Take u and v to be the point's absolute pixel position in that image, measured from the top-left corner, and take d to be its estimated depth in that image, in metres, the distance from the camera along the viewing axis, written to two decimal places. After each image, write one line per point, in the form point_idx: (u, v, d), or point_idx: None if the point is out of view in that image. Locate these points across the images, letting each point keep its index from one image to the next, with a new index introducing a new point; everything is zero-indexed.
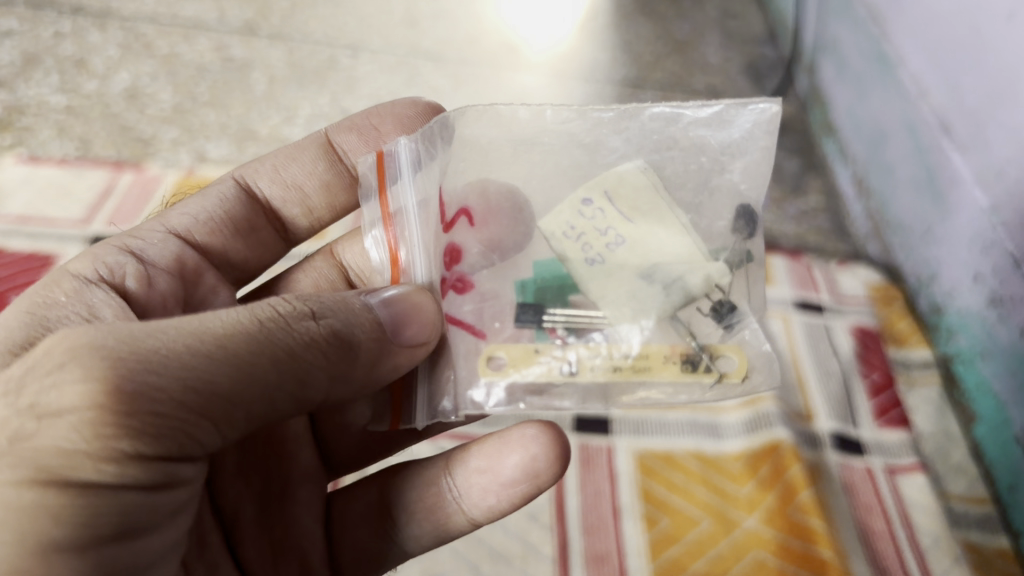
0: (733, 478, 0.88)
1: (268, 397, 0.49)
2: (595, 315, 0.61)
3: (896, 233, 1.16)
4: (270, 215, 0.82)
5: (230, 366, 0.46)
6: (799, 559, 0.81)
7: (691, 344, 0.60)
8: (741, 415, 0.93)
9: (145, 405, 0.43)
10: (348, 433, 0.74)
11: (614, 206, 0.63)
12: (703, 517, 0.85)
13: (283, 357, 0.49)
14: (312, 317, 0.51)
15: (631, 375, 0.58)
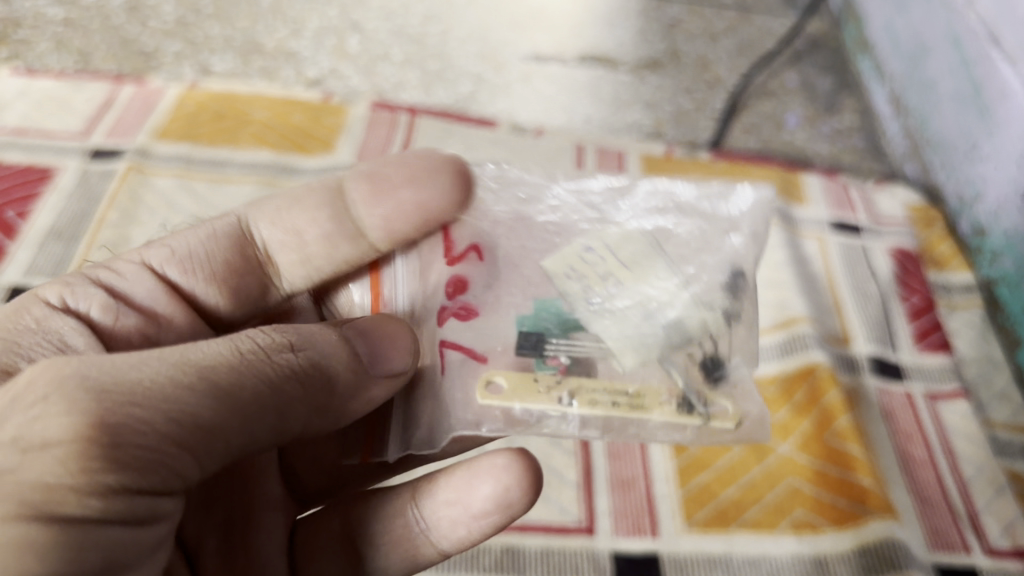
0: (766, 403, 0.83)
1: (242, 438, 0.45)
2: (586, 343, 0.56)
3: (936, 151, 1.08)
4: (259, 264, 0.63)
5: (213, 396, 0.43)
6: (837, 487, 0.77)
7: (682, 386, 0.54)
8: (775, 338, 0.88)
9: (130, 434, 0.39)
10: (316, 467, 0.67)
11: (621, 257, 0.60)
12: (734, 442, 0.80)
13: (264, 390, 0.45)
14: (290, 349, 0.47)
15: (626, 412, 0.53)
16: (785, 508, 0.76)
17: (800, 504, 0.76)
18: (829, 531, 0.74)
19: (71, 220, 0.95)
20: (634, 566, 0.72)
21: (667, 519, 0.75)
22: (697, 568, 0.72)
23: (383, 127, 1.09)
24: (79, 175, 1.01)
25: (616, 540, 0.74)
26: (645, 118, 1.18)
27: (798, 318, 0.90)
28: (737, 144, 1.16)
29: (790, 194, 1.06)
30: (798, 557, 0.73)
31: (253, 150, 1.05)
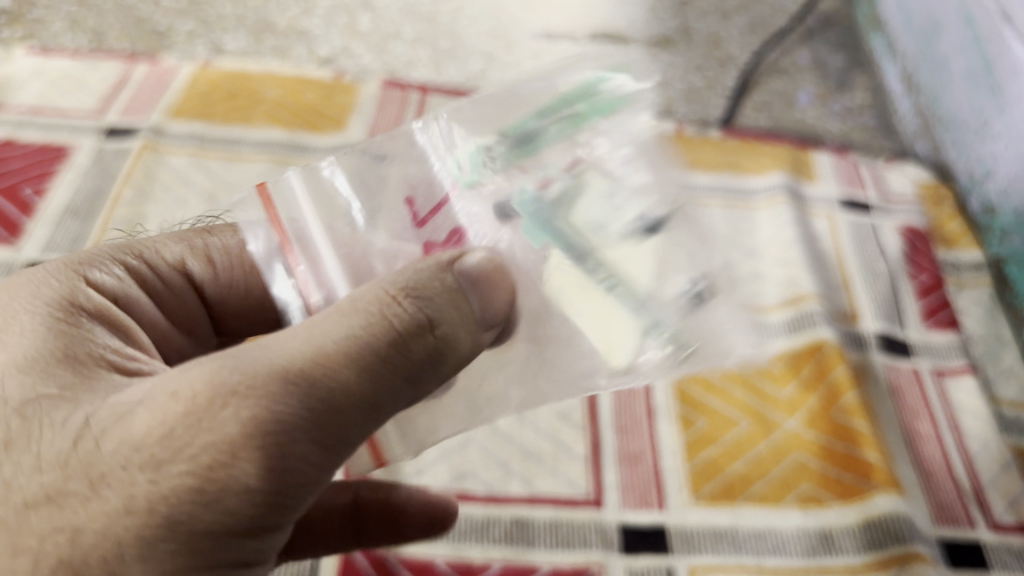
0: (774, 379, 0.84)
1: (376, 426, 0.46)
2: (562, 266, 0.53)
3: (947, 129, 1.08)
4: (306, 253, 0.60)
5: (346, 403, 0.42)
6: (843, 462, 0.78)
7: None
8: (783, 315, 0.89)
9: (275, 443, 0.41)
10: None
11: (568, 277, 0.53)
12: (742, 418, 0.81)
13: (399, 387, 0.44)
14: (414, 335, 0.45)
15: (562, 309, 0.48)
16: (791, 482, 0.77)
17: (806, 478, 0.77)
18: (834, 504, 0.75)
19: (88, 198, 0.97)
20: (641, 538, 0.74)
21: (674, 492, 0.77)
22: (704, 541, 0.74)
23: (394, 106, 1.10)
24: (94, 153, 1.02)
25: (623, 512, 0.75)
26: (656, 96, 1.18)
27: (806, 295, 0.90)
28: (747, 122, 1.16)
29: (800, 172, 1.07)
30: (803, 531, 0.74)
31: (265, 129, 1.06)
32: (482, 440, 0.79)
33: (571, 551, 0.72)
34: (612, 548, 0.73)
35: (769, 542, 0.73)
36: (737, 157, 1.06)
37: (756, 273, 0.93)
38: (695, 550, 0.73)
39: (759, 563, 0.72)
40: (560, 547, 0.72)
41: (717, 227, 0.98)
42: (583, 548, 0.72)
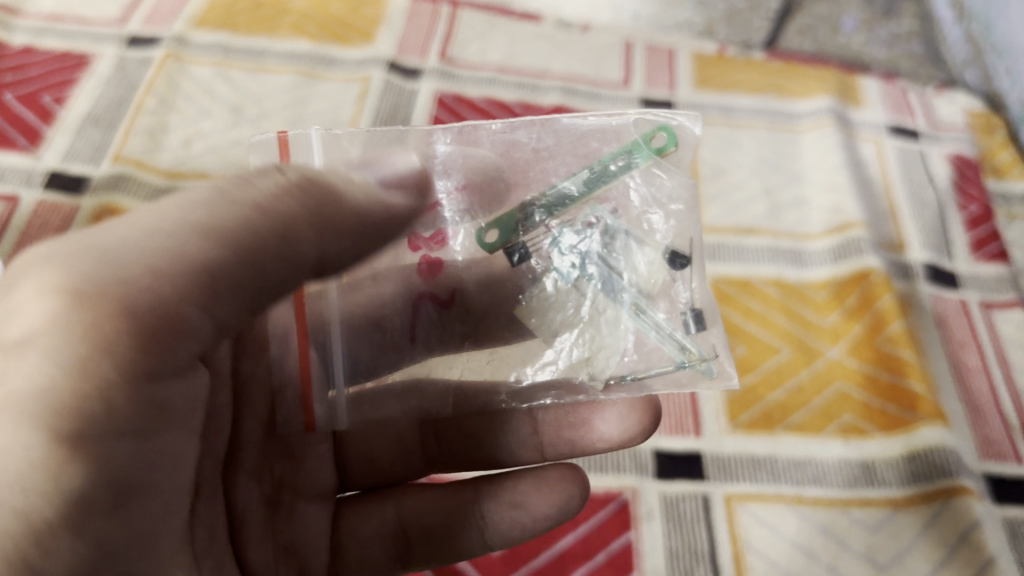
0: (816, 307, 0.81)
1: (274, 291, 0.41)
2: (625, 245, 0.58)
3: (1002, 55, 1.03)
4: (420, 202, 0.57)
5: (241, 238, 0.37)
6: (887, 392, 0.75)
7: (665, 321, 0.57)
8: (828, 242, 0.85)
9: (90, 266, 0.35)
10: (369, 466, 0.62)
11: (586, 288, 0.57)
12: (783, 346, 0.78)
13: (307, 236, 0.40)
14: (271, 183, 0.40)
15: (596, 334, 0.57)
16: (832, 412, 0.74)
17: (848, 409, 0.74)
18: (877, 435, 0.73)
19: (109, 106, 0.94)
20: (677, 464, 0.71)
21: (711, 419, 0.74)
22: (742, 469, 0.71)
23: (423, 21, 1.05)
24: (115, 62, 0.99)
25: (658, 438, 0.73)
26: (696, 17, 1.13)
27: (853, 223, 0.86)
28: (792, 46, 1.12)
29: (846, 97, 1.02)
30: (845, 462, 0.72)
31: (292, 40, 1.02)
32: None
33: (601, 475, 0.70)
34: (646, 473, 0.71)
35: (809, 472, 0.71)
36: (782, 79, 1.02)
37: (800, 198, 0.89)
38: (732, 478, 0.71)
39: (799, 494, 0.70)
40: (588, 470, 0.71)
41: (761, 150, 0.94)
42: (616, 473, 0.71)
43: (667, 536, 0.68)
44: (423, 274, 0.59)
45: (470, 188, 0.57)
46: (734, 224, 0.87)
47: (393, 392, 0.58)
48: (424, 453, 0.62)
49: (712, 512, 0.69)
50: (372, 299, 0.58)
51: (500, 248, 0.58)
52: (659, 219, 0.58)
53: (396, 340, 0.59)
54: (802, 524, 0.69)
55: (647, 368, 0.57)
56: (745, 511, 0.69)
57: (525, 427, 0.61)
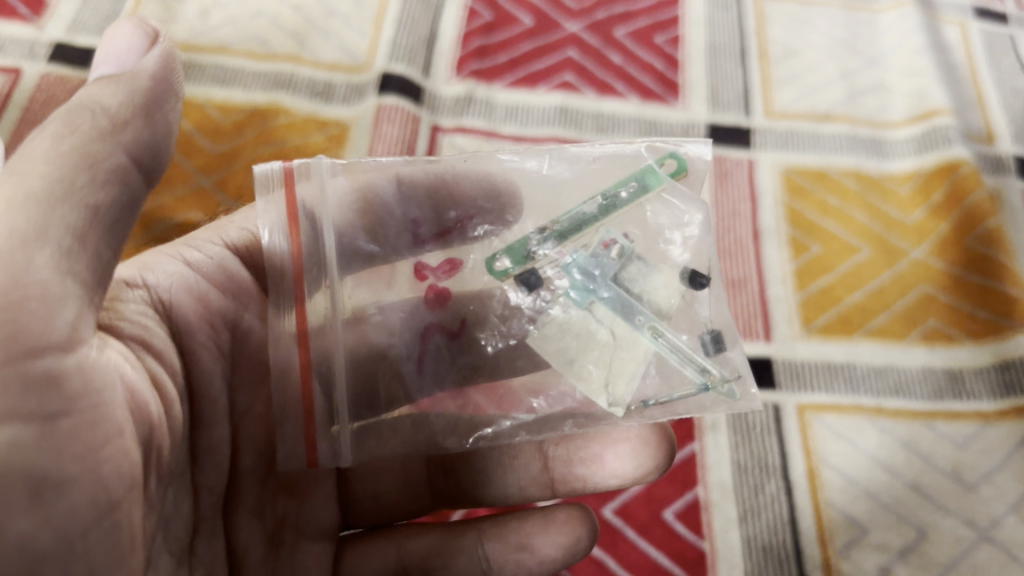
0: (898, 203, 0.73)
1: (127, 215, 0.38)
2: (637, 268, 0.52)
3: None
4: (421, 230, 0.55)
5: (56, 187, 0.35)
6: (976, 296, 0.68)
7: (682, 341, 0.51)
8: (912, 132, 0.77)
9: None
10: (376, 502, 0.56)
11: (602, 309, 0.51)
12: (861, 244, 0.71)
13: (98, 142, 0.37)
14: (52, 129, 0.37)
15: (615, 364, 0.50)
16: (916, 317, 0.67)
17: (933, 313, 0.67)
18: (965, 343, 0.66)
19: None
20: None
21: (784, 323, 0.67)
22: (817, 377, 0.65)
23: None
24: None
25: None
26: None
27: (939, 111, 0.78)
28: None
29: None
30: (929, 370, 0.65)
31: None
32: None
33: None
34: None
35: (890, 381, 0.65)
36: None
37: (881, 84, 0.81)
38: (805, 388, 0.64)
39: (879, 405, 0.64)
40: None
41: (835, 31, 0.85)
42: None
43: (734, 448, 0.62)
44: (432, 305, 0.54)
45: (477, 217, 0.55)
46: (808, 111, 0.78)
47: (399, 427, 0.52)
48: (431, 484, 0.56)
49: (783, 423, 0.63)
50: (379, 328, 0.53)
51: (512, 275, 0.53)
52: (679, 239, 0.53)
53: (404, 376, 0.53)
54: (883, 439, 0.63)
55: (670, 391, 0.51)
56: (818, 422, 0.63)
57: (535, 461, 0.55)
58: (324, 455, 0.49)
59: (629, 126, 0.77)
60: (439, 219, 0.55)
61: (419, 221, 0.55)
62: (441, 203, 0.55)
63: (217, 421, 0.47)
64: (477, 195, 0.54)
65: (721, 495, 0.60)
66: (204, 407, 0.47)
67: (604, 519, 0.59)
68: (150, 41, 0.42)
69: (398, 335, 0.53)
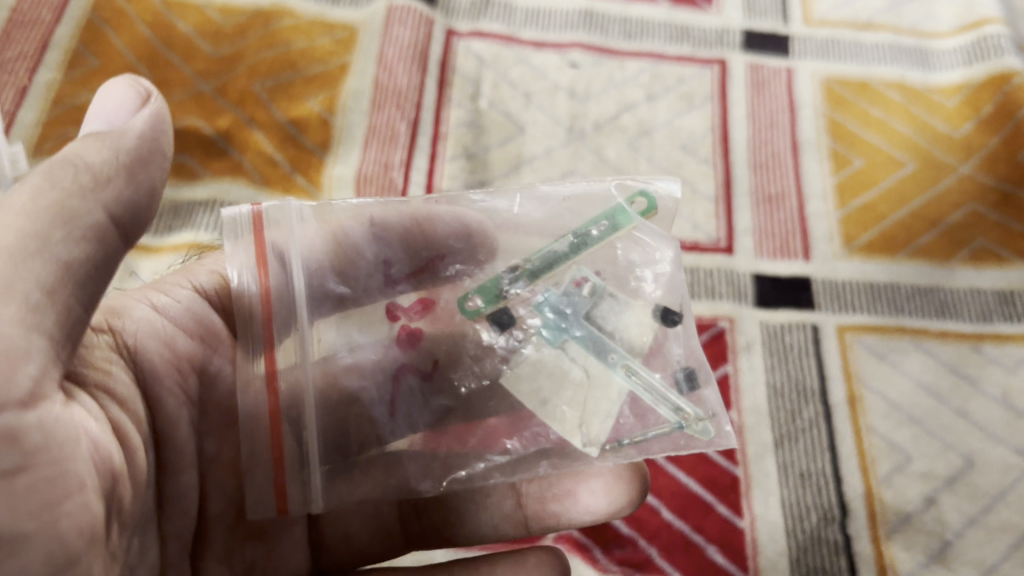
0: (945, 116, 0.68)
1: (101, 275, 0.33)
2: (609, 309, 0.46)
3: None
4: (385, 271, 0.48)
5: (26, 244, 0.31)
6: None
7: (654, 381, 0.45)
8: (960, 41, 0.72)
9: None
10: (347, 547, 0.47)
11: (573, 350, 0.45)
12: (906, 159, 0.66)
13: (77, 199, 0.32)
14: (26, 179, 0.33)
15: (584, 412, 0.44)
16: (963, 235, 0.63)
17: (982, 231, 0.63)
18: (1016, 262, 0.62)
19: None
20: (780, 290, 0.61)
21: (823, 240, 0.63)
22: (858, 297, 0.61)
23: None
24: None
25: (759, 261, 0.62)
26: None
27: (989, 19, 0.72)
28: None
29: None
30: (977, 291, 0.61)
31: None
32: (587, 169, 0.65)
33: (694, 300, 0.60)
34: (744, 300, 0.60)
35: (935, 301, 0.61)
36: None
37: None
38: (846, 308, 0.60)
39: (924, 327, 0.60)
40: None
41: None
42: (710, 300, 0.60)
43: (770, 371, 0.58)
44: (403, 346, 0.47)
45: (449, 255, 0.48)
46: (850, 18, 0.73)
47: (371, 470, 0.45)
48: (404, 525, 0.47)
49: (822, 343, 0.59)
50: (348, 370, 0.46)
51: (484, 316, 0.47)
52: (650, 274, 0.47)
53: (374, 422, 0.45)
54: (927, 362, 0.59)
55: (644, 430, 0.44)
56: (859, 344, 0.59)
57: (508, 500, 0.47)
58: (291, 493, 0.42)
59: (658, 31, 0.72)
60: (407, 257, 0.48)
61: (391, 261, 0.48)
62: (411, 241, 0.48)
63: (184, 465, 0.41)
64: (448, 231, 0.48)
65: (756, 419, 0.56)
66: (169, 452, 0.40)
67: None
68: (140, 101, 0.36)
69: (370, 377, 0.46)
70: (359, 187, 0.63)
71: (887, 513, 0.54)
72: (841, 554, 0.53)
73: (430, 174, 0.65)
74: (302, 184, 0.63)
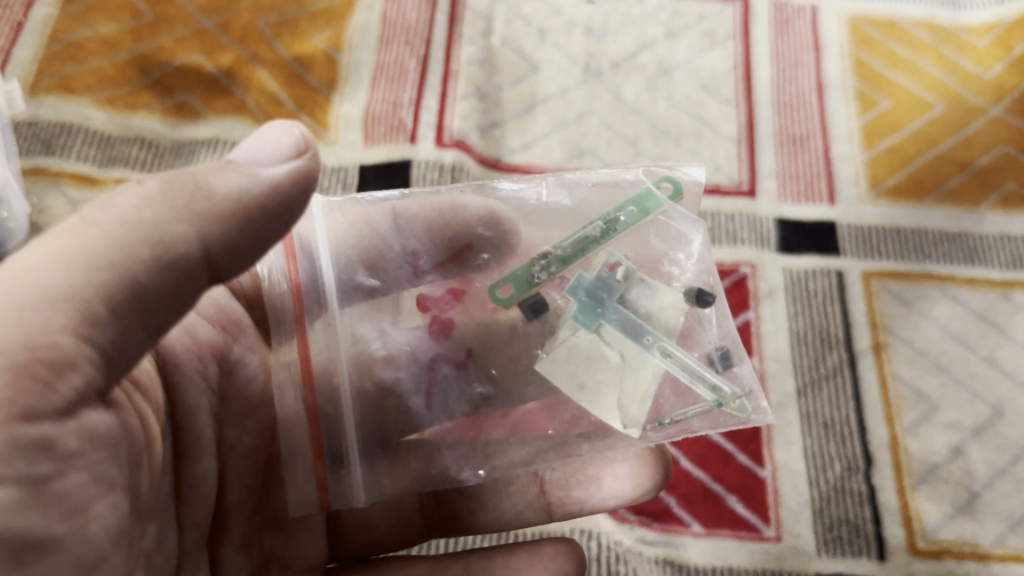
0: (976, 57, 0.66)
1: (176, 309, 0.29)
2: (643, 292, 0.43)
3: None
4: (414, 261, 0.45)
5: (108, 262, 0.27)
6: None
7: (690, 360, 0.42)
8: None
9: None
10: (366, 534, 0.44)
11: (608, 335, 0.42)
12: (935, 101, 0.64)
13: (180, 225, 0.28)
14: (144, 185, 0.29)
15: (620, 395, 0.41)
16: (994, 179, 0.61)
17: (1014, 175, 0.61)
18: None
19: None
20: (804, 236, 0.59)
21: (849, 184, 0.61)
22: (885, 243, 0.59)
23: None
24: None
25: (783, 205, 0.60)
26: None
27: None
28: None
29: None
30: (1008, 237, 0.59)
31: None
32: (604, 111, 0.63)
33: (715, 245, 0.58)
34: (768, 246, 0.58)
35: (964, 247, 0.59)
36: None
37: None
38: (872, 254, 0.58)
39: (952, 275, 0.58)
40: None
41: None
42: (732, 245, 0.58)
43: (793, 317, 0.56)
44: (435, 336, 0.44)
45: (477, 238, 0.45)
46: None
47: (409, 461, 0.42)
48: (425, 513, 0.45)
49: (847, 290, 0.57)
50: (383, 361, 0.43)
51: (518, 303, 0.44)
52: (683, 257, 0.45)
53: (410, 411, 0.43)
54: (956, 310, 0.57)
55: (684, 409, 0.41)
56: (885, 291, 0.57)
57: (531, 486, 0.44)
58: (329, 484, 0.40)
59: None
60: (436, 245, 0.45)
61: (418, 252, 0.45)
62: (440, 228, 0.45)
63: (204, 451, 0.38)
64: (476, 218, 0.45)
65: (778, 367, 0.55)
66: (189, 438, 0.37)
67: None
68: (299, 139, 0.32)
69: (405, 368, 0.43)
70: (367, 128, 0.61)
71: (914, 463, 0.52)
72: (866, 504, 0.51)
73: (440, 114, 0.62)
74: (307, 123, 0.61)
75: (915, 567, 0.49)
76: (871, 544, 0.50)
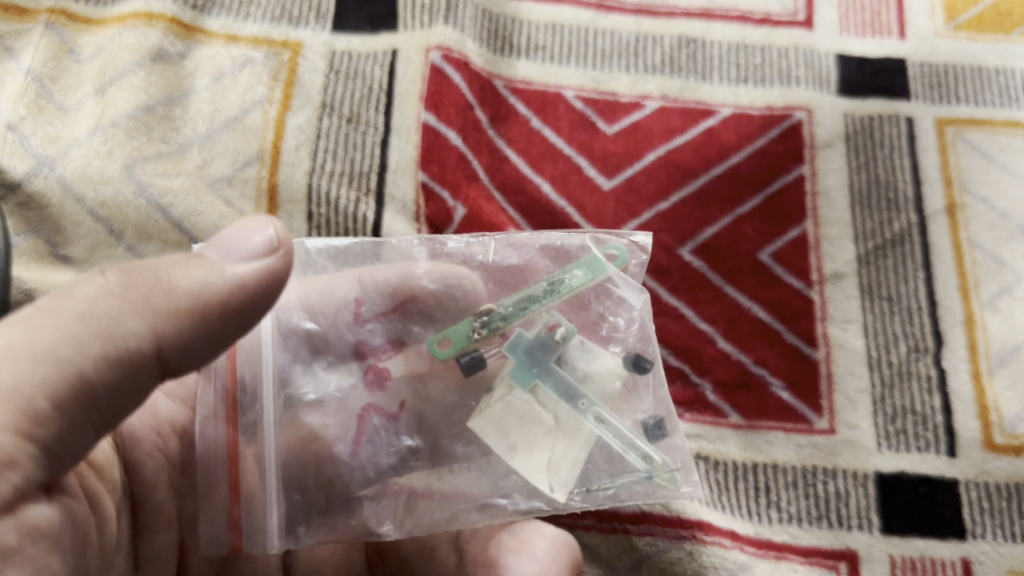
0: None
1: (124, 403, 0.26)
2: (578, 357, 0.38)
3: None
4: (352, 322, 0.39)
5: (54, 360, 0.24)
6: None
7: (621, 427, 0.37)
8: None
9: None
10: None
11: (541, 397, 0.37)
12: None
13: (136, 323, 0.25)
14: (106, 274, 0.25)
15: (558, 463, 0.36)
16: None
17: None
18: None
19: None
20: (870, 74, 0.50)
21: (920, 14, 0.51)
22: (961, 85, 0.50)
23: None
24: None
25: (843, 39, 0.51)
26: None
27: None
28: None
29: None
30: None
31: None
32: None
33: (765, 87, 0.50)
34: (826, 88, 0.49)
35: None
36: None
37: None
38: (947, 97, 0.49)
39: None
40: (744, 81, 0.50)
41: None
42: (783, 85, 0.50)
43: (855, 170, 0.48)
44: (368, 385, 0.38)
45: (421, 293, 0.40)
46: None
47: (329, 512, 0.35)
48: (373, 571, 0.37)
49: (918, 139, 0.48)
50: (310, 406, 0.37)
51: (453, 359, 0.38)
52: (623, 323, 0.40)
53: (333, 459, 0.36)
54: None
55: (613, 478, 0.36)
56: (961, 141, 0.48)
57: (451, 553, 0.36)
58: (245, 525, 0.34)
59: None
60: (377, 301, 0.39)
61: (360, 300, 0.39)
62: (384, 276, 0.40)
63: (164, 521, 0.33)
64: (422, 270, 0.40)
65: (838, 231, 0.46)
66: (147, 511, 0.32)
67: (683, 263, 0.46)
68: (272, 236, 0.27)
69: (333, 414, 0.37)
70: None
71: (992, 344, 0.44)
72: (935, 392, 0.43)
73: None
74: None
75: (990, 466, 0.42)
76: (940, 438, 0.42)
